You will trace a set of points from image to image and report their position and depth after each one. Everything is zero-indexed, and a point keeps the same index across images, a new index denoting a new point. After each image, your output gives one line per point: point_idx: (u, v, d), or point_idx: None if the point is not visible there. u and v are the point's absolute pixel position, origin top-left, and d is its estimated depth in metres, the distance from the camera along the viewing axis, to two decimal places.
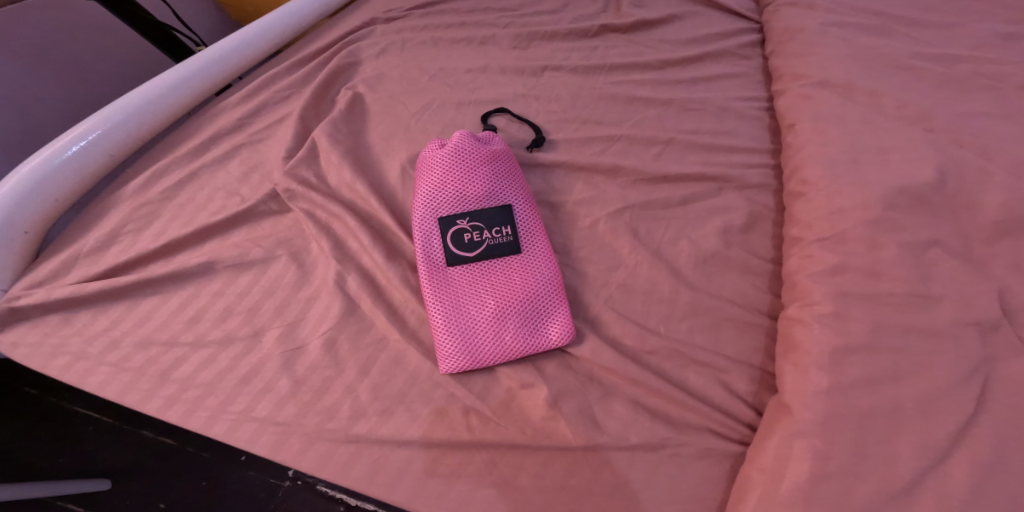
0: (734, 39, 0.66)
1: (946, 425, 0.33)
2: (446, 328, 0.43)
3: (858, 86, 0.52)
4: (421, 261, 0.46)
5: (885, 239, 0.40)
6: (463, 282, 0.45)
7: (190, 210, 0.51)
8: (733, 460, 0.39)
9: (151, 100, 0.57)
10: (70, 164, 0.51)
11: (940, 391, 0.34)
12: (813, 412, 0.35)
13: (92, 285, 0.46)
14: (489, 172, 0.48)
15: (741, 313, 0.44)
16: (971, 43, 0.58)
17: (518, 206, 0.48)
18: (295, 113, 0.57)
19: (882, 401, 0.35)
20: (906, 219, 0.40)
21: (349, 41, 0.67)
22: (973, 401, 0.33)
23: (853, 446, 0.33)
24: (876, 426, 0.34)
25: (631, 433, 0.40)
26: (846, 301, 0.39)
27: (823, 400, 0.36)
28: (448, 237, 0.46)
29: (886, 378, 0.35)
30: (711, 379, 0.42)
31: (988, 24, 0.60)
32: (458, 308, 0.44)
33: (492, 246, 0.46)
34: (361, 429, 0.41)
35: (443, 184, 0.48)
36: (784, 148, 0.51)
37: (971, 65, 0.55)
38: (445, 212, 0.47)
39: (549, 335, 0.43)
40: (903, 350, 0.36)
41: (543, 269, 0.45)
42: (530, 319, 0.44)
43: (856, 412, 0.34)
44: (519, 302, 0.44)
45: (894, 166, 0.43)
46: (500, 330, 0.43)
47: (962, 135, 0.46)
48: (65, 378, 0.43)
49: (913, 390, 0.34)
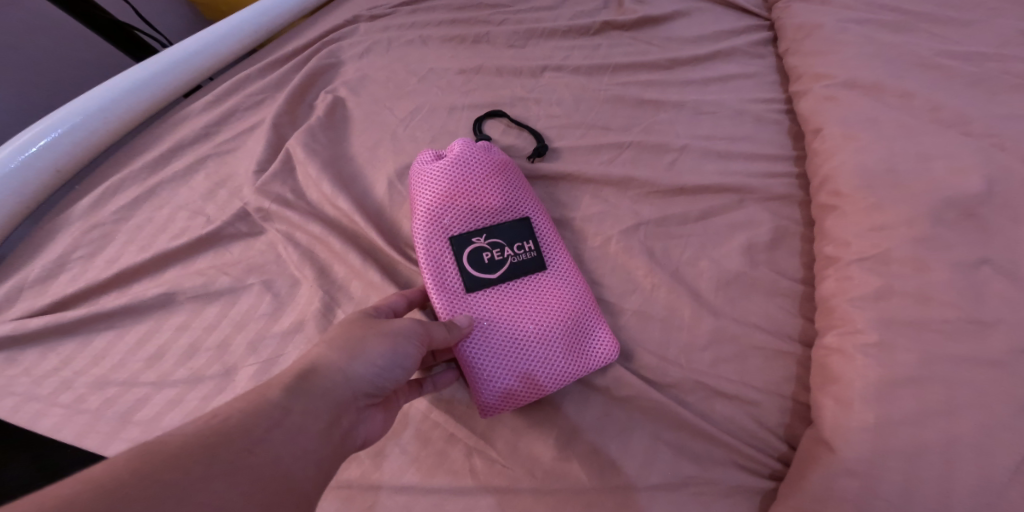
0: (744, 38, 0.62)
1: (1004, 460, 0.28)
2: (481, 364, 0.37)
3: (886, 88, 0.48)
4: (435, 288, 0.39)
5: (934, 260, 0.35)
6: (489, 308, 0.39)
7: (148, 230, 0.45)
8: (764, 496, 0.35)
9: (103, 106, 0.51)
10: (10, 180, 0.45)
11: (1001, 424, 0.29)
12: (859, 449, 0.31)
13: (36, 320, 0.40)
14: (500, 182, 0.44)
15: (770, 339, 0.39)
16: (999, 37, 0.55)
17: (536, 219, 0.44)
18: (268, 120, 0.51)
19: (935, 437, 0.30)
20: (954, 233, 0.37)
21: (331, 40, 0.62)
22: None
23: (907, 484, 0.29)
24: (928, 467, 0.29)
25: (653, 473, 0.36)
26: (894, 329, 0.34)
27: (871, 438, 0.31)
28: (465, 258, 0.40)
29: (938, 412, 0.31)
30: (739, 412, 0.37)
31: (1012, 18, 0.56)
32: (490, 338, 0.38)
33: (515, 264, 0.41)
34: (352, 474, 0.38)
35: (450, 199, 0.42)
36: (810, 155, 0.47)
37: (1000, 61, 0.52)
38: (457, 229, 0.41)
39: (596, 357, 0.38)
40: (956, 381, 0.31)
41: (574, 285, 0.41)
42: (572, 342, 0.39)
43: (911, 447, 0.30)
44: (557, 324, 0.39)
45: (936, 176, 0.40)
46: (542, 358, 0.38)
47: (1006, 138, 0.41)
48: (14, 419, 0.37)
49: (971, 424, 0.30)
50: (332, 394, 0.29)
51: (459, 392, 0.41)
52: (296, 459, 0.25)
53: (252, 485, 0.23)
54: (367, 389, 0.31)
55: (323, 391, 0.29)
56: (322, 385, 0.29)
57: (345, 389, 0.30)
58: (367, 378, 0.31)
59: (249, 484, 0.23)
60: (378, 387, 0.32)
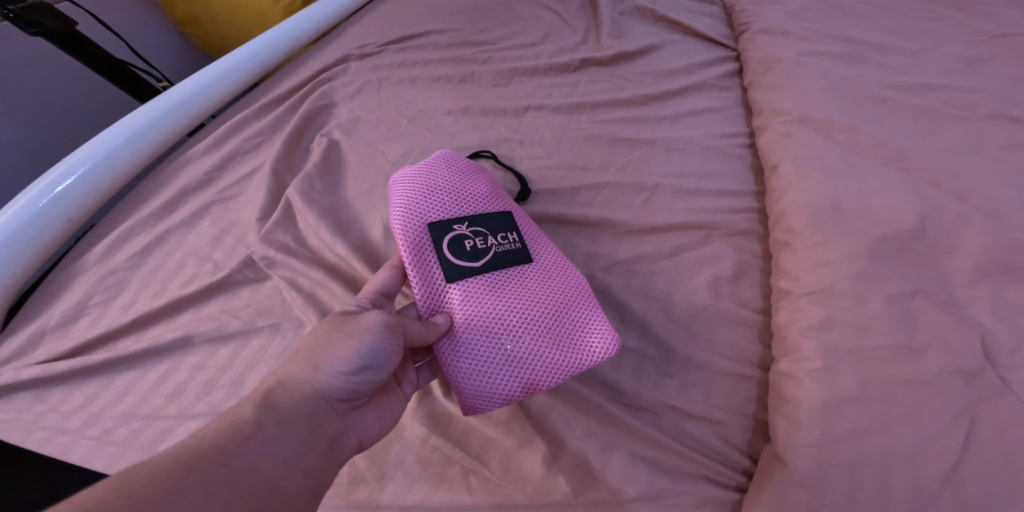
0: (713, 70, 0.67)
1: (934, 469, 0.33)
2: (475, 358, 0.41)
3: (836, 124, 0.53)
4: (422, 280, 0.43)
5: (870, 293, 0.40)
6: (477, 294, 0.42)
7: (160, 275, 0.49)
8: (732, 507, 0.39)
9: (110, 154, 0.53)
10: (27, 229, 0.48)
11: (927, 438, 0.34)
12: (806, 462, 0.36)
13: (63, 363, 0.43)
14: (476, 186, 0.48)
15: (732, 365, 0.44)
16: (934, 75, 0.61)
17: (512, 215, 0.48)
18: (267, 166, 0.54)
19: (871, 450, 0.35)
20: (889, 268, 0.42)
21: (324, 79, 0.65)
22: (960, 444, 0.34)
23: (843, 491, 0.34)
24: (867, 476, 0.34)
25: (632, 487, 0.39)
26: (835, 356, 0.39)
27: (816, 452, 0.36)
28: (451, 250, 0.43)
29: (874, 428, 0.36)
30: (706, 430, 0.42)
31: (942, 58, 0.64)
32: (481, 327, 0.41)
33: (498, 253, 0.44)
34: (361, 496, 0.42)
35: (432, 196, 0.46)
36: (767, 192, 0.51)
37: (936, 95, 0.58)
38: (440, 222, 0.45)
39: (589, 348, 0.42)
40: (890, 400, 0.36)
41: (554, 275, 0.45)
42: (559, 331, 0.42)
43: (845, 460, 0.35)
44: (544, 312, 0.42)
45: (875, 213, 0.44)
46: (533, 347, 0.41)
47: (937, 175, 0.47)
48: (46, 452, 0.40)
49: (902, 439, 0.35)
50: (310, 405, 0.35)
51: (455, 418, 0.45)
52: (275, 465, 0.31)
53: (235, 490, 0.29)
54: (338, 391, 0.36)
55: (299, 403, 0.35)
56: (299, 396, 0.35)
57: (315, 397, 0.35)
58: (338, 383, 0.36)
59: (236, 487, 0.29)
60: (351, 389, 0.37)
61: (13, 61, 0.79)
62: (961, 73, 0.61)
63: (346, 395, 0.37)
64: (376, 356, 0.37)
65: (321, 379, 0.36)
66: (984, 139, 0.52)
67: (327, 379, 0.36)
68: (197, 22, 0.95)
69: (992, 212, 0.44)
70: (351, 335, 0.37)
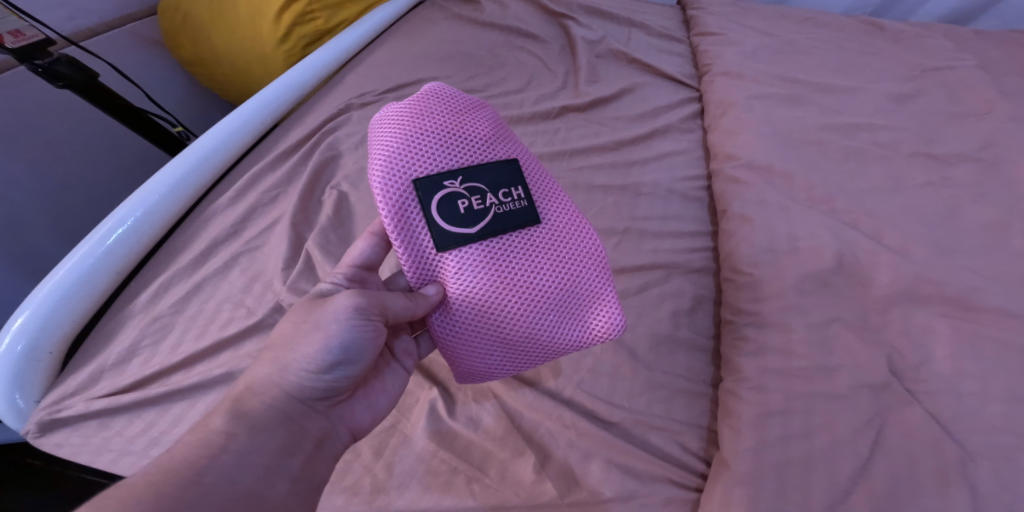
0: (678, 112, 0.75)
1: (844, 468, 0.42)
2: (482, 325, 0.46)
3: (776, 169, 0.62)
4: (412, 246, 0.44)
5: (795, 323, 0.50)
6: (477, 263, 0.44)
7: (201, 319, 0.56)
8: (693, 505, 0.47)
9: (148, 210, 0.60)
10: (81, 282, 0.54)
11: (840, 442, 0.44)
12: (745, 464, 0.44)
13: (127, 396, 0.52)
14: (465, 135, 0.47)
15: (689, 384, 0.53)
16: (864, 115, 0.72)
17: (508, 167, 0.47)
18: (286, 219, 0.62)
19: (795, 452, 0.44)
20: (809, 301, 0.52)
21: (327, 130, 0.72)
22: (867, 444, 0.44)
23: (775, 488, 0.42)
24: (792, 474, 0.43)
25: (609, 488, 0.47)
26: (766, 376, 0.48)
27: (753, 455, 0.44)
28: (445, 214, 0.44)
29: (797, 435, 0.45)
30: (668, 439, 0.50)
31: (872, 99, 0.75)
32: (486, 299, 0.45)
33: (495, 218, 0.45)
34: (381, 502, 0.49)
35: (418, 152, 0.44)
36: (720, 233, 0.60)
37: (865, 133, 0.69)
38: (430, 178, 0.44)
39: (590, 323, 0.47)
40: (811, 410, 0.46)
41: (555, 240, 0.47)
42: (562, 303, 0.47)
43: (775, 462, 0.44)
44: (547, 285, 0.46)
45: (800, 254, 0.54)
46: (536, 319, 0.46)
47: (857, 216, 0.58)
48: (116, 470, 0.49)
49: (819, 443, 0.44)
50: (291, 409, 0.43)
51: (459, 433, 0.53)
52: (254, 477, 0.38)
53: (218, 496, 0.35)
54: (314, 386, 0.44)
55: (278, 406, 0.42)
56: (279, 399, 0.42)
57: (293, 399, 0.43)
58: (317, 383, 0.44)
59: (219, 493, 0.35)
60: (329, 385, 0.44)
61: (32, 105, 0.86)
62: (885, 112, 0.73)
63: (324, 392, 0.44)
64: (344, 349, 0.44)
65: (300, 382, 0.43)
66: (900, 178, 0.63)
67: (305, 382, 0.43)
68: (201, 64, 1.02)
69: (897, 246, 0.56)
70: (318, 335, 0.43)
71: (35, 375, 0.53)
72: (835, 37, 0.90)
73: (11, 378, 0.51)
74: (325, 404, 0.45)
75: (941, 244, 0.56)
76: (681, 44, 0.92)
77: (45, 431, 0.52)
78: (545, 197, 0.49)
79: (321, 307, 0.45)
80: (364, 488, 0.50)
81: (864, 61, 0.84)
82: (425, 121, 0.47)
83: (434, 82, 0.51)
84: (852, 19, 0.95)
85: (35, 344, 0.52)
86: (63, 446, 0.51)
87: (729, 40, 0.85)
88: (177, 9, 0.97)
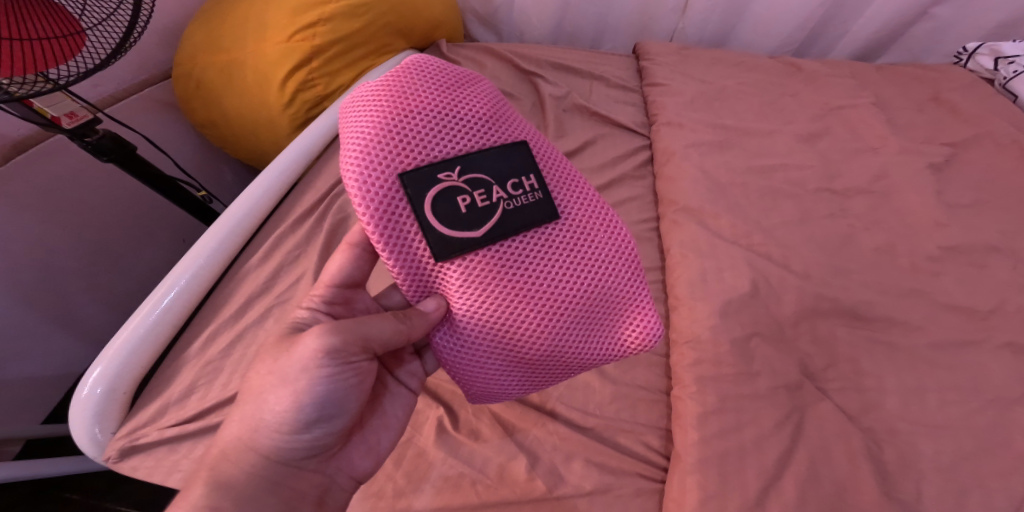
0: (632, 162, 0.91)
1: (769, 454, 0.56)
2: (490, 323, 0.53)
3: (706, 212, 0.77)
4: (410, 250, 0.50)
5: (721, 339, 0.64)
6: (480, 263, 0.51)
7: (246, 362, 0.69)
8: (657, 493, 0.60)
9: (193, 274, 0.69)
10: (145, 335, 0.64)
11: (766, 434, 0.57)
12: (691, 455, 0.56)
13: (193, 425, 0.64)
14: (455, 128, 0.52)
15: (647, 394, 0.68)
16: (781, 155, 0.87)
17: (508, 160, 0.53)
18: (310, 273, 0.75)
19: (731, 444, 0.57)
20: (733, 320, 0.65)
21: (336, 194, 0.86)
22: (785, 434, 0.57)
23: (718, 472, 0.55)
24: (730, 461, 0.55)
25: (590, 481, 0.60)
26: (704, 382, 0.61)
27: (697, 448, 0.57)
28: (446, 214, 0.49)
29: (731, 429, 0.58)
30: (635, 440, 0.64)
31: (788, 139, 0.90)
32: (495, 301, 0.52)
33: (497, 218, 0.51)
34: (404, 504, 0.61)
35: (407, 147, 0.49)
36: (666, 266, 0.75)
37: (781, 173, 0.85)
38: (424, 176, 0.49)
39: (615, 322, 0.57)
40: (741, 408, 0.59)
41: (556, 234, 0.53)
42: (568, 299, 0.53)
43: (717, 452, 0.56)
44: (552, 283, 0.53)
45: (725, 282, 0.68)
46: (541, 316, 0.53)
47: (771, 249, 0.73)
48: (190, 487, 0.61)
49: (747, 435, 0.57)
50: (287, 469, 0.52)
51: (465, 443, 0.65)
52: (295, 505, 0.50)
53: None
54: (291, 447, 0.52)
55: (270, 473, 0.51)
56: (270, 463, 0.51)
57: (281, 462, 0.52)
58: (301, 443, 0.52)
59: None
60: (316, 441, 0.53)
61: (68, 170, 0.96)
62: (799, 150, 0.88)
63: (311, 449, 0.53)
64: (314, 407, 0.51)
65: (285, 445, 0.52)
66: (808, 213, 0.78)
67: (291, 444, 0.52)
68: (214, 126, 1.09)
69: (802, 271, 0.71)
70: (286, 399, 0.51)
71: (110, 413, 0.64)
72: (761, 79, 1.05)
73: (93, 416, 0.62)
74: (315, 459, 0.54)
75: (838, 266, 0.72)
76: (634, 93, 1.07)
77: (123, 456, 0.64)
78: (556, 193, 0.56)
79: (284, 362, 0.52)
80: (388, 493, 0.62)
81: (784, 102, 0.99)
82: (416, 108, 0.51)
83: (417, 63, 0.55)
84: (775, 61, 1.11)
85: (111, 388, 0.62)
86: (138, 468, 0.63)
87: (672, 90, 0.99)
88: (189, 76, 1.03)
